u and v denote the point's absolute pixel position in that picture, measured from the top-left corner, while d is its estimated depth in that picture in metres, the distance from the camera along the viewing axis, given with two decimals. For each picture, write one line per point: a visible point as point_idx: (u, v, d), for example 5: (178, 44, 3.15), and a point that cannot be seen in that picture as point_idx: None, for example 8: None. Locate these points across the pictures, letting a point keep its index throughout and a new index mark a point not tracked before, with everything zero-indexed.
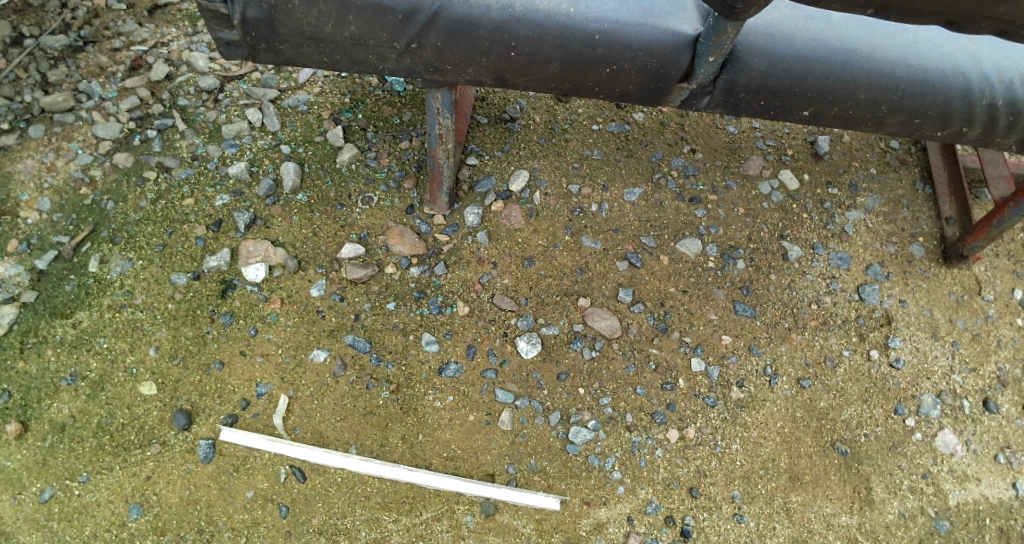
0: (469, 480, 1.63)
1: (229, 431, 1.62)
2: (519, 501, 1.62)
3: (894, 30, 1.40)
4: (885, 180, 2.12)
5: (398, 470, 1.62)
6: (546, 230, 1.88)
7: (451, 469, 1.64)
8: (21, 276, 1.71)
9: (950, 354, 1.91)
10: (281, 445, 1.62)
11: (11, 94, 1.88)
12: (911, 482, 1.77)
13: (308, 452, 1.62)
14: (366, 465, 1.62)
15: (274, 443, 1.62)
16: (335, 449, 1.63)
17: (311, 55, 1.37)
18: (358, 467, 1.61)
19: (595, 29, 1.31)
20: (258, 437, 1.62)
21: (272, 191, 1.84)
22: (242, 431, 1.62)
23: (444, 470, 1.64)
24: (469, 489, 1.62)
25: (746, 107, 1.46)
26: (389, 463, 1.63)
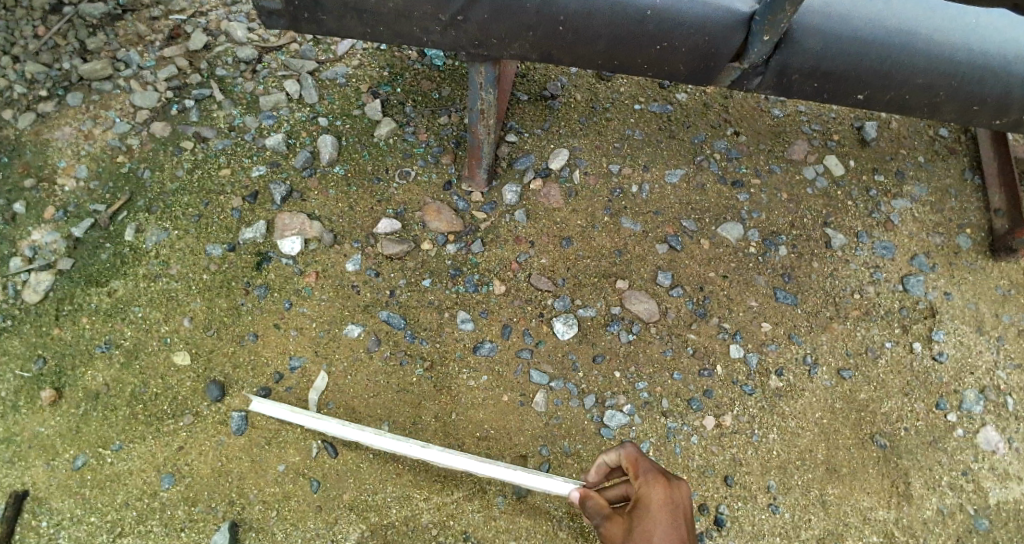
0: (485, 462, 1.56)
1: (258, 400, 1.61)
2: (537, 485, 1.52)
3: (954, 12, 1.33)
4: (933, 168, 2.05)
5: (410, 445, 1.57)
6: (584, 211, 1.84)
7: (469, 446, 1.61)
8: (58, 244, 1.71)
9: (995, 350, 1.86)
10: (304, 417, 1.59)
11: (49, 61, 1.87)
12: (950, 478, 1.74)
13: (326, 425, 1.58)
14: (379, 439, 1.57)
15: (296, 415, 1.60)
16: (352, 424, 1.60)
17: (353, 27, 1.34)
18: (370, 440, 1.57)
19: (646, 5, 1.26)
20: (283, 409, 1.61)
21: (309, 163, 1.82)
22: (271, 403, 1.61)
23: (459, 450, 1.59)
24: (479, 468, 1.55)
25: (799, 89, 1.42)
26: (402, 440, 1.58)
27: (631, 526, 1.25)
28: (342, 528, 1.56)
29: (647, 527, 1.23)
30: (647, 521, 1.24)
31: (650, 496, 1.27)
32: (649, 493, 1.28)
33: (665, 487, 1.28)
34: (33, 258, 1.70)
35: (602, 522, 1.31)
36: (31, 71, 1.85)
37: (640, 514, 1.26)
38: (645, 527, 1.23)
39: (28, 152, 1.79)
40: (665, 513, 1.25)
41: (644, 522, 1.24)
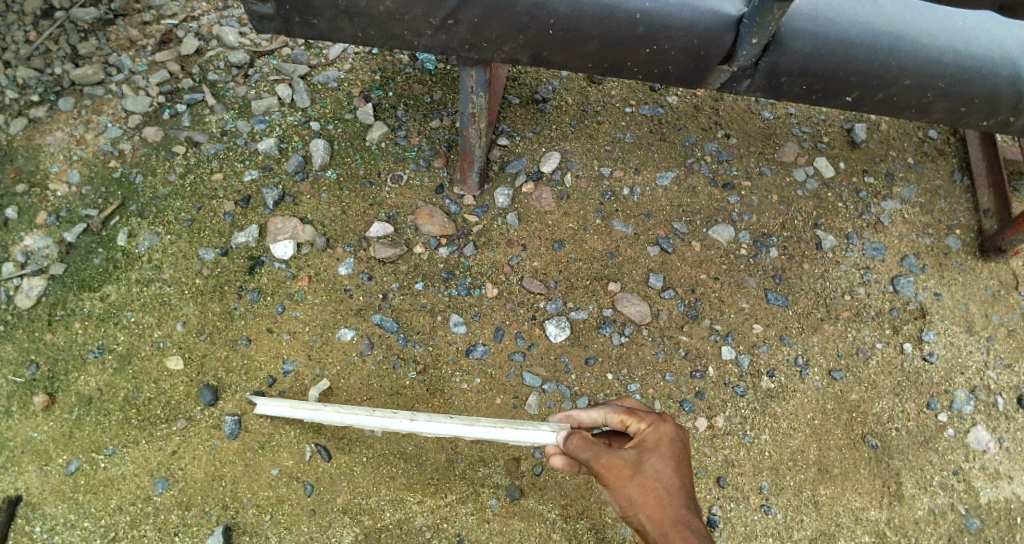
0: (473, 424, 1.54)
1: (262, 404, 1.58)
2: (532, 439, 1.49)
3: (942, 15, 1.34)
4: (923, 170, 2.06)
5: (401, 421, 1.55)
6: (576, 214, 1.85)
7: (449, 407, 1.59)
8: (50, 249, 1.71)
9: (985, 350, 1.87)
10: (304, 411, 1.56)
11: (41, 66, 1.87)
12: (941, 478, 1.75)
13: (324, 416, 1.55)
14: (374, 420, 1.55)
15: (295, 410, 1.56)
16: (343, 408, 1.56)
17: (345, 29, 1.35)
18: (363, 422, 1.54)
19: (636, 8, 1.27)
20: (282, 405, 1.58)
21: (301, 167, 1.83)
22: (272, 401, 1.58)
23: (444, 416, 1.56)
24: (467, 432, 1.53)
25: (788, 91, 1.42)
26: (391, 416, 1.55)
27: (640, 458, 1.24)
28: (336, 531, 1.57)
29: (658, 462, 1.24)
30: (658, 456, 1.25)
31: (660, 435, 1.29)
32: (660, 433, 1.30)
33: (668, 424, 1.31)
34: (25, 263, 1.70)
35: (604, 451, 1.27)
36: (23, 76, 1.85)
37: (652, 450, 1.26)
38: (656, 461, 1.24)
39: (20, 157, 1.79)
40: (675, 451, 1.27)
41: (656, 457, 1.25)
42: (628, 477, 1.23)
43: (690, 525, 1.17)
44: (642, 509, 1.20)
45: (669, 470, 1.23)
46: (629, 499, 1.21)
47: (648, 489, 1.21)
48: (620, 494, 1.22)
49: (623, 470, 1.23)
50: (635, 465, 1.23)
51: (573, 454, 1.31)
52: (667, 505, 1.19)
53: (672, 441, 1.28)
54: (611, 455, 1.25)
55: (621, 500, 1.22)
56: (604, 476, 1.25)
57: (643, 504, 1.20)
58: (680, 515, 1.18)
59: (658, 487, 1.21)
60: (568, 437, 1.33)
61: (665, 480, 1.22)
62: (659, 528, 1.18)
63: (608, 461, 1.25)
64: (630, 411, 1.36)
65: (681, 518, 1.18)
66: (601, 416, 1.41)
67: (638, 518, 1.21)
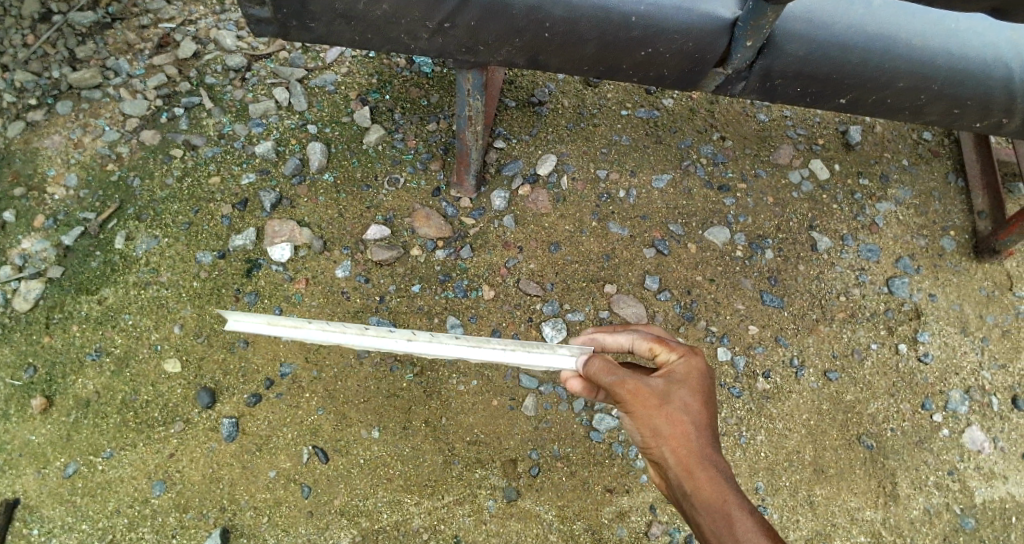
0: (481, 345, 1.28)
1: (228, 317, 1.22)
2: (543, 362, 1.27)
3: (935, 17, 1.35)
4: (917, 172, 2.07)
5: (396, 341, 1.27)
6: (572, 216, 1.86)
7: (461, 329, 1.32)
8: (47, 252, 1.72)
9: (979, 350, 1.88)
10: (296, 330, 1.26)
11: (39, 70, 1.87)
12: (936, 478, 1.76)
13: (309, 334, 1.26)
14: (366, 340, 1.28)
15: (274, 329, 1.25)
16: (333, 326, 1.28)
17: (342, 33, 1.35)
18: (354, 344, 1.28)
19: (631, 11, 1.28)
20: (257, 322, 1.23)
21: (298, 170, 1.83)
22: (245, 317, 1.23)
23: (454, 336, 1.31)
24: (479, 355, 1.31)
25: (782, 93, 1.43)
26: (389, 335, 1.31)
27: (670, 389, 1.18)
28: (334, 533, 1.57)
29: (688, 394, 1.19)
30: (688, 388, 1.19)
31: (689, 366, 1.23)
32: (690, 363, 1.24)
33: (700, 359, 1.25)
34: (23, 266, 1.70)
35: (631, 377, 1.18)
36: (20, 80, 1.86)
37: (683, 380, 1.21)
38: (688, 393, 1.19)
39: (17, 161, 1.79)
40: (704, 382, 1.22)
41: (688, 389, 1.19)
42: (657, 407, 1.17)
43: (717, 465, 1.15)
44: (669, 443, 1.15)
45: (700, 404, 1.19)
46: (655, 430, 1.16)
47: (678, 423, 1.16)
48: (645, 423, 1.17)
49: (652, 399, 1.17)
50: (665, 396, 1.17)
51: (595, 377, 1.21)
52: (697, 442, 1.15)
53: (702, 374, 1.22)
54: (639, 383, 1.18)
55: (645, 429, 1.17)
56: (629, 405, 1.18)
57: (672, 438, 1.15)
58: (706, 454, 1.15)
59: (689, 422, 1.16)
60: (590, 359, 1.22)
61: (695, 414, 1.17)
62: (684, 464, 1.15)
63: (638, 389, 1.18)
64: (661, 340, 1.29)
65: (709, 457, 1.15)
66: (627, 341, 1.35)
67: (662, 451, 1.16)
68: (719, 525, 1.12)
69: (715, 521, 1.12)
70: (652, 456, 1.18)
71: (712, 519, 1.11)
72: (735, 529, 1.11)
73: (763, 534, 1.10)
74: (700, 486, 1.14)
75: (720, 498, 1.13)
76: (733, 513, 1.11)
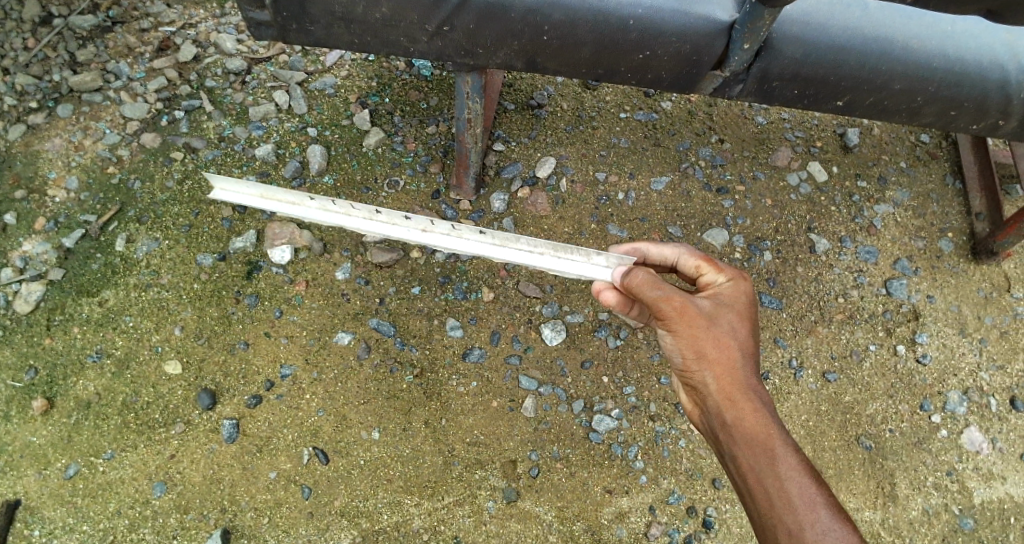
0: (504, 245, 1.47)
1: (214, 183, 1.43)
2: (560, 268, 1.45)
3: (930, 20, 1.36)
4: (915, 174, 2.07)
5: (409, 230, 1.47)
6: (571, 219, 1.86)
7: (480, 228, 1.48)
8: (48, 254, 1.72)
9: (977, 352, 1.89)
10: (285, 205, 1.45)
11: (39, 73, 1.88)
12: (935, 479, 1.77)
13: (303, 212, 1.45)
14: (375, 224, 1.47)
15: (265, 202, 1.45)
16: (332, 208, 1.47)
17: (341, 36, 1.36)
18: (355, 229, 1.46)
19: (629, 14, 1.29)
20: (250, 194, 1.44)
21: (298, 173, 1.84)
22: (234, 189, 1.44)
23: (470, 232, 1.48)
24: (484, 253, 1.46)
25: (780, 96, 1.44)
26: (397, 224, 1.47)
27: (717, 312, 1.29)
28: (334, 534, 1.58)
29: (734, 319, 1.30)
30: (734, 313, 1.30)
31: (734, 291, 1.34)
32: (735, 288, 1.35)
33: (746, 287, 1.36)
34: (24, 268, 1.71)
35: (680, 294, 1.28)
36: (21, 83, 1.86)
37: (728, 307, 1.31)
38: (732, 319, 1.30)
39: (18, 163, 1.80)
40: (747, 308, 1.33)
41: (733, 313, 1.30)
42: (703, 329, 1.27)
43: (758, 393, 1.26)
44: (712, 365, 1.26)
45: (743, 331, 1.29)
46: (699, 350, 1.27)
47: (722, 347, 1.27)
48: (689, 342, 1.28)
49: (699, 319, 1.27)
50: (712, 320, 1.28)
51: (638, 290, 1.31)
52: (739, 369, 1.26)
53: (747, 301, 1.33)
54: (687, 302, 1.28)
55: (690, 348, 1.28)
56: (675, 323, 1.28)
57: (715, 361, 1.26)
58: (749, 380, 1.26)
59: (733, 348, 1.27)
60: (635, 271, 1.32)
61: (739, 341, 1.28)
62: (726, 388, 1.26)
63: (684, 308, 1.28)
64: (710, 261, 1.41)
65: (750, 386, 1.26)
66: (672, 253, 1.49)
67: (705, 373, 1.27)
68: (757, 452, 1.21)
69: (754, 447, 1.22)
70: (693, 377, 1.29)
71: (750, 444, 1.22)
72: (772, 458, 1.20)
73: (801, 465, 1.20)
74: (740, 412, 1.24)
75: (760, 427, 1.23)
76: (772, 443, 1.21)
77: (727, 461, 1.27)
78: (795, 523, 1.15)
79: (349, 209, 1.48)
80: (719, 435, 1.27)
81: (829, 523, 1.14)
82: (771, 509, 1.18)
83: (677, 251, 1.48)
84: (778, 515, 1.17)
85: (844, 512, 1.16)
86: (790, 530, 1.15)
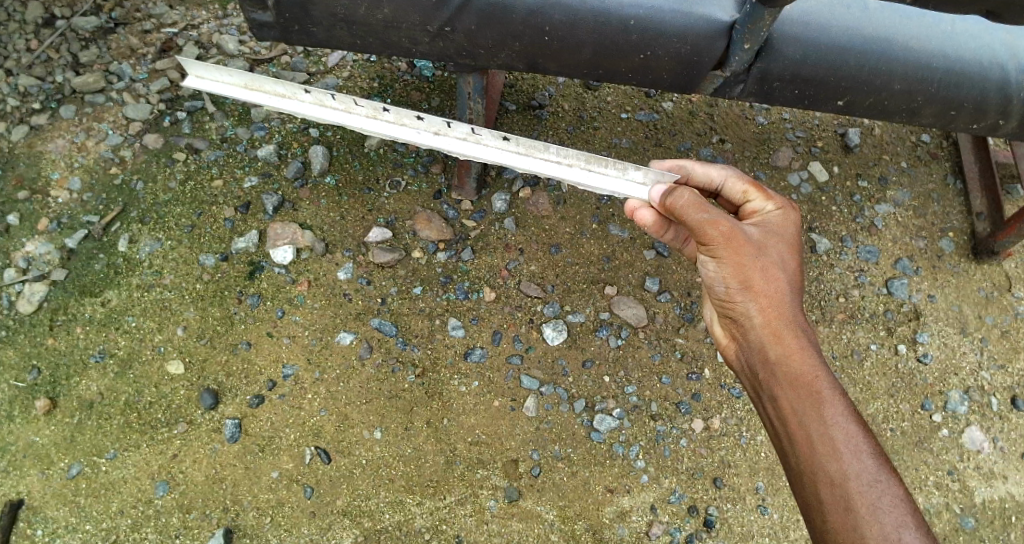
0: (528, 156, 1.46)
1: (187, 69, 1.45)
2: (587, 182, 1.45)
3: (930, 20, 1.37)
4: (916, 174, 2.08)
5: (420, 133, 1.47)
6: (573, 219, 1.86)
7: (502, 134, 1.47)
8: (51, 255, 1.73)
9: (978, 351, 1.89)
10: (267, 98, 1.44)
11: (42, 75, 1.89)
12: (936, 478, 1.77)
13: (295, 104, 1.44)
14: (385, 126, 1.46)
15: (250, 92, 1.44)
16: (330, 103, 1.46)
17: (343, 37, 1.37)
18: (356, 126, 1.45)
19: (629, 15, 1.30)
20: (235, 87, 1.45)
21: (300, 173, 1.84)
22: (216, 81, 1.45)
23: (491, 139, 1.47)
24: (500, 160, 1.46)
25: (780, 96, 1.44)
26: (405, 125, 1.47)
27: (766, 242, 1.31)
28: (336, 533, 1.58)
29: (783, 251, 1.32)
30: (783, 244, 1.33)
31: (782, 220, 1.37)
32: (782, 218, 1.37)
33: (795, 217, 1.37)
34: (27, 269, 1.72)
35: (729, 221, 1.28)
36: (24, 84, 1.87)
37: (776, 237, 1.33)
38: (780, 251, 1.31)
39: (21, 164, 1.80)
40: (794, 239, 1.35)
41: (781, 243, 1.32)
42: (750, 258, 1.28)
43: (805, 331, 1.28)
44: (759, 296, 1.28)
45: (790, 264, 1.31)
46: (746, 280, 1.28)
47: (770, 279, 1.28)
48: (737, 269, 1.28)
49: (748, 247, 1.28)
50: (760, 249, 1.29)
51: (682, 211, 1.30)
52: (786, 304, 1.28)
53: (795, 233, 1.35)
54: (735, 229, 1.28)
55: (736, 276, 1.29)
56: (722, 249, 1.28)
57: (762, 293, 1.28)
58: (796, 314, 1.28)
59: (781, 280, 1.28)
60: (679, 191, 1.31)
61: (787, 274, 1.29)
62: (771, 322, 1.28)
63: (732, 234, 1.28)
64: (759, 187, 1.42)
65: (796, 323, 1.28)
66: (718, 175, 1.48)
67: (751, 304, 1.29)
68: (801, 393, 1.23)
69: (799, 387, 1.24)
70: (737, 308, 1.30)
71: (794, 382, 1.24)
72: (817, 401, 1.22)
73: (847, 409, 1.21)
74: (786, 349, 1.26)
75: (806, 368, 1.24)
76: (817, 385, 1.23)
77: (766, 399, 1.28)
78: (839, 469, 1.17)
79: (350, 105, 1.46)
80: (760, 371, 1.29)
81: (873, 471, 1.16)
82: (813, 453, 1.19)
83: (724, 173, 1.47)
84: (821, 460, 1.18)
85: (888, 461, 1.18)
86: (833, 476, 1.17)
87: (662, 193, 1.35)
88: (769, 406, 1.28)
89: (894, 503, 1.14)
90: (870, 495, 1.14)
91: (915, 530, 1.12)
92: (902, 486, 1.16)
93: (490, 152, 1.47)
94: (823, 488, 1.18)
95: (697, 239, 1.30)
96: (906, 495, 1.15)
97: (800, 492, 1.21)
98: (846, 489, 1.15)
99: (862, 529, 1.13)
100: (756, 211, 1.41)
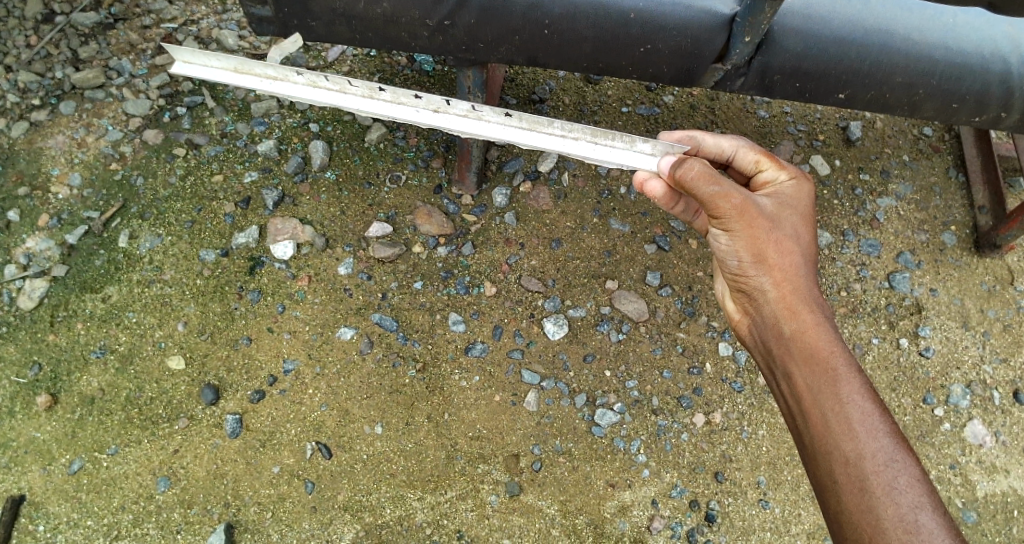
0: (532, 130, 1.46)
1: (175, 55, 1.44)
2: (591, 156, 1.45)
3: (932, 13, 1.36)
4: (918, 167, 2.07)
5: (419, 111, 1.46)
6: (573, 213, 1.86)
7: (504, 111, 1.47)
8: (52, 251, 1.73)
9: (980, 345, 1.88)
10: (252, 79, 1.43)
11: (42, 71, 1.88)
12: (938, 472, 1.77)
13: (289, 87, 1.44)
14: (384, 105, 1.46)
15: (240, 76, 1.43)
16: (323, 84, 1.45)
17: (343, 33, 1.37)
18: (351, 108, 1.44)
19: (629, 8, 1.29)
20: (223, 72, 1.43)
21: (301, 168, 1.83)
22: (202, 66, 1.44)
23: (495, 115, 1.47)
24: (502, 136, 1.45)
25: (780, 91, 1.44)
26: (403, 104, 1.46)
27: (780, 215, 1.32)
28: (337, 528, 1.58)
29: (797, 225, 1.33)
30: (797, 217, 1.34)
31: (795, 191, 1.38)
32: (795, 189, 1.38)
33: (807, 190, 1.39)
34: (27, 265, 1.72)
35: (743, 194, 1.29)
36: (23, 80, 1.87)
37: (790, 209, 1.34)
38: (793, 224, 1.33)
39: (21, 160, 1.80)
40: (806, 211, 1.37)
41: (795, 216, 1.34)
42: (764, 231, 1.29)
43: (820, 307, 1.28)
44: (772, 270, 1.29)
45: (804, 238, 1.33)
46: (759, 253, 1.29)
47: (784, 252, 1.29)
48: (751, 242, 1.29)
49: (763, 220, 1.29)
50: (774, 223, 1.30)
51: (692, 184, 1.27)
52: (800, 279, 1.29)
53: (807, 206, 1.37)
54: (750, 203, 1.28)
55: (751, 249, 1.29)
56: (735, 223, 1.28)
57: (776, 267, 1.29)
58: (809, 289, 1.29)
59: (795, 254, 1.30)
60: (690, 163, 1.28)
61: (801, 248, 1.31)
62: (785, 297, 1.29)
63: (745, 208, 1.27)
64: (771, 156, 1.43)
65: (811, 298, 1.29)
66: (729, 146, 1.49)
67: (764, 278, 1.30)
68: (815, 371, 1.23)
69: (813, 363, 1.24)
70: (751, 282, 1.31)
71: (807, 358, 1.25)
72: (832, 378, 1.22)
73: (864, 387, 1.20)
74: (801, 325, 1.27)
75: (820, 344, 1.25)
76: (833, 362, 1.23)
77: (781, 375, 1.29)
78: (853, 448, 1.16)
79: (345, 86, 1.46)
80: (774, 347, 1.30)
81: (890, 450, 1.15)
82: (828, 431, 1.19)
83: (735, 144, 1.48)
84: (836, 439, 1.18)
85: (904, 441, 1.17)
86: (848, 455, 1.16)
87: (670, 166, 1.31)
88: (783, 382, 1.29)
89: (911, 484, 1.13)
90: (886, 476, 1.13)
91: (932, 512, 1.11)
92: (918, 467, 1.15)
93: (492, 128, 1.46)
94: (837, 467, 1.17)
95: (710, 213, 1.30)
96: (923, 476, 1.14)
97: (814, 473, 1.21)
98: (861, 470, 1.14)
99: (877, 510, 1.12)
100: (768, 181, 1.43)
